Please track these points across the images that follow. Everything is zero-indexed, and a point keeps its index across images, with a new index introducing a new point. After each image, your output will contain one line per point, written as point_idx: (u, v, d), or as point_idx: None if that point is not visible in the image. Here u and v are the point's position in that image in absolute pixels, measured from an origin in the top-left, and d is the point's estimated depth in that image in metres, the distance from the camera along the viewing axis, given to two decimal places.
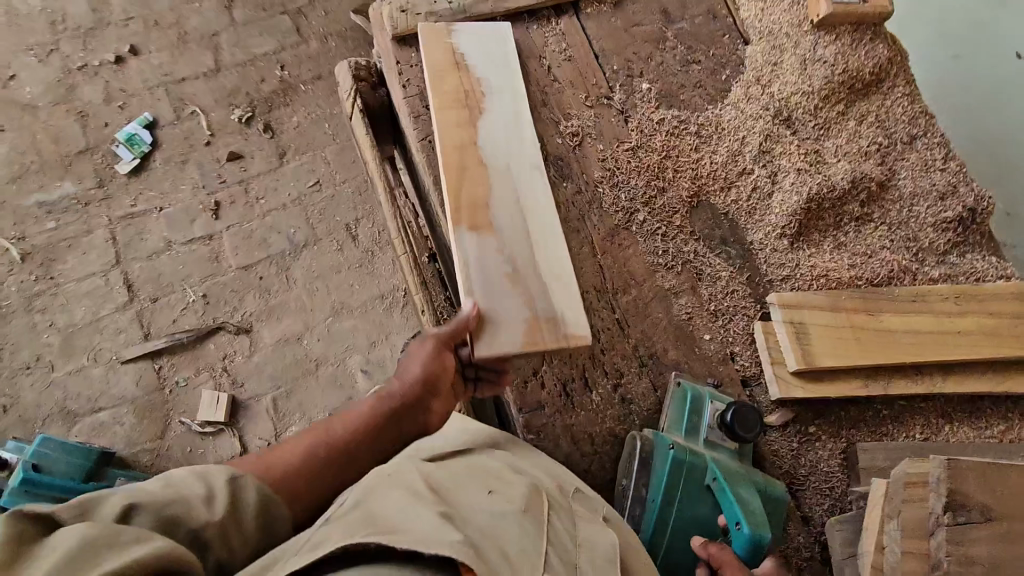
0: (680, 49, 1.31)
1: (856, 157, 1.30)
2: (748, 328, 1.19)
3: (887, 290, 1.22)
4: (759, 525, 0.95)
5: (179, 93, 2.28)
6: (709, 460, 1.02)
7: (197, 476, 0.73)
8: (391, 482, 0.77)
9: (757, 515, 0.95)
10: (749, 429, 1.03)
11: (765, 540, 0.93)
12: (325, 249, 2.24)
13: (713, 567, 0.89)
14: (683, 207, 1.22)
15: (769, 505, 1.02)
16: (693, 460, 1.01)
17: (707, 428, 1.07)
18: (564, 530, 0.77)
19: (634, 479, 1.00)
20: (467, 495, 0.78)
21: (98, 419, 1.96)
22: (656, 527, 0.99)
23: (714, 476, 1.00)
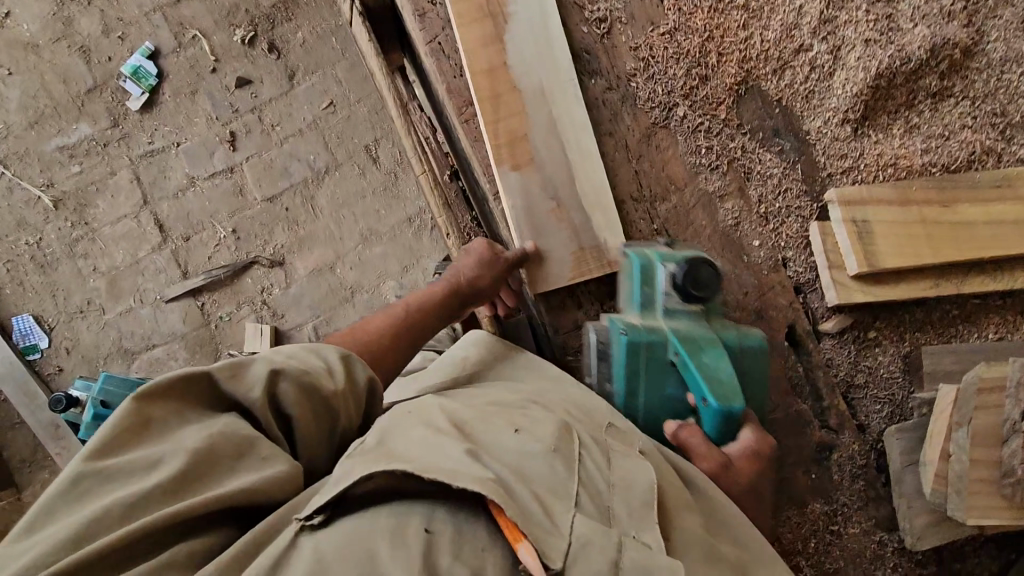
0: None
1: (936, 19, 1.10)
2: (804, 229, 1.08)
3: (966, 179, 1.07)
4: (728, 397, 0.83)
5: (178, 17, 2.14)
6: (669, 333, 0.87)
7: (292, 373, 0.70)
8: (413, 418, 0.71)
9: (725, 386, 0.83)
10: (700, 291, 0.86)
11: (733, 412, 0.83)
12: (346, 175, 2.15)
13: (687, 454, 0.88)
14: (728, 96, 1.08)
15: (742, 353, 0.90)
16: (652, 338, 0.88)
17: (663, 296, 0.90)
18: (596, 466, 0.69)
19: (596, 374, 0.97)
20: (495, 426, 0.71)
21: (154, 355, 2.08)
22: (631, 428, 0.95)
23: (675, 350, 0.87)
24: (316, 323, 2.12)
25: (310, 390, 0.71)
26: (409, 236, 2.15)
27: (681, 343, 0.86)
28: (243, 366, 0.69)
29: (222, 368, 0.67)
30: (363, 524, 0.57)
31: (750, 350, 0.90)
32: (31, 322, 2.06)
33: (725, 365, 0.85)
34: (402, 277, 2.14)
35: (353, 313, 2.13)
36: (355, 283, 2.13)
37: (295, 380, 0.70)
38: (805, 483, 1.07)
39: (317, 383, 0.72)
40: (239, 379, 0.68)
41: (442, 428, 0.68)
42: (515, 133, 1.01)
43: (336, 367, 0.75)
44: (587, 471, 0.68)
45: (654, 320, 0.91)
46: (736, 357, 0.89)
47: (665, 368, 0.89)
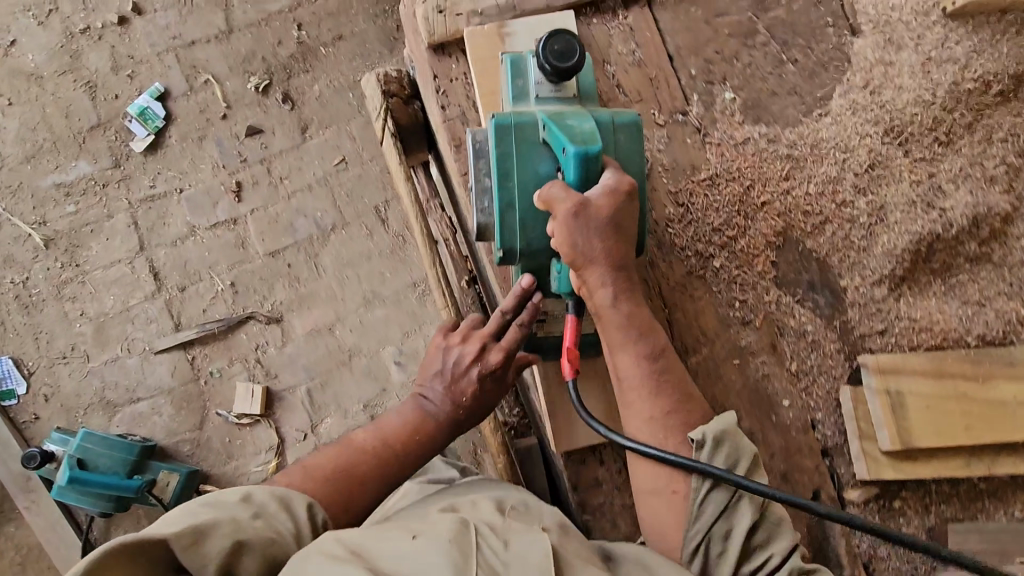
0: (773, 47, 1.09)
1: (979, 182, 1.09)
2: (834, 391, 1.05)
3: (1002, 354, 1.04)
4: (587, 142, 0.80)
5: (192, 59, 2.08)
6: (540, 112, 0.86)
7: (257, 547, 0.71)
8: (304, 555, 0.65)
9: (585, 134, 0.81)
10: (567, 59, 0.84)
11: (591, 154, 0.79)
12: (353, 234, 2.10)
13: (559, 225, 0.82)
14: (768, 247, 1.05)
15: (618, 134, 0.88)
16: (522, 117, 0.86)
17: (535, 86, 0.89)
18: (491, 548, 0.67)
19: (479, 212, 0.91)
20: (386, 540, 0.67)
21: (138, 408, 2.00)
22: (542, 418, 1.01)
23: (544, 125, 0.85)
24: (310, 385, 2.05)
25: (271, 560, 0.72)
26: (414, 302, 2.09)
27: (548, 117, 0.85)
28: (204, 537, 0.68)
29: (180, 535, 0.66)
30: None
31: (624, 129, 0.88)
32: (9, 365, 1.96)
33: (588, 124, 0.83)
34: (402, 343, 2.07)
35: (349, 377, 2.06)
36: (354, 345, 2.07)
37: (260, 554, 0.71)
38: None
39: (280, 552, 0.73)
40: (198, 548, 0.67)
41: (334, 554, 0.63)
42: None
43: (304, 533, 0.78)
44: (481, 559, 0.65)
45: (527, 107, 0.89)
46: (610, 135, 0.87)
47: (535, 145, 0.86)
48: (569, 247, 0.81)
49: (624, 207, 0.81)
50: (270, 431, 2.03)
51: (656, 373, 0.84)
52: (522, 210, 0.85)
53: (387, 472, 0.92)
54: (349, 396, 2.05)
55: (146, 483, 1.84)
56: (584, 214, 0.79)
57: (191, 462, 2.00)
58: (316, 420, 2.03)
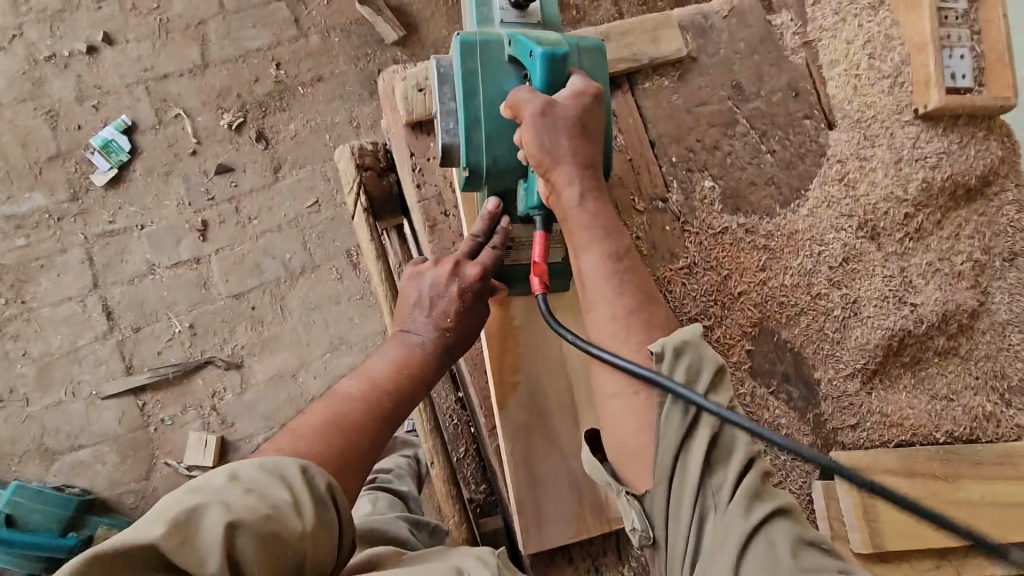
0: (753, 137, 1.10)
1: (947, 279, 1.11)
2: (807, 487, 1.03)
3: (969, 451, 1.05)
4: (556, 43, 0.80)
5: (162, 93, 2.02)
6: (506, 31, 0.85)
7: (254, 525, 0.56)
8: None
9: (553, 38, 0.80)
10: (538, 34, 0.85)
11: (560, 53, 0.79)
12: (323, 278, 2.03)
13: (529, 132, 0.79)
14: (743, 338, 1.04)
15: (581, 54, 0.88)
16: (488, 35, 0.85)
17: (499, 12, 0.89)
18: None
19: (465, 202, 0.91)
20: None
21: (79, 456, 1.87)
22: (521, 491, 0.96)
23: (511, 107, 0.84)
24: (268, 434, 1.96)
25: (276, 546, 0.56)
26: None
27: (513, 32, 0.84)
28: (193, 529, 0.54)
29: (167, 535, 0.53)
30: None
31: (588, 53, 0.88)
32: None
33: (555, 35, 0.83)
34: None
35: None
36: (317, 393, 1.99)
37: (259, 535, 0.56)
38: None
39: (281, 530, 0.57)
40: (190, 543, 0.54)
41: None
42: (519, 367, 0.96)
43: (305, 500, 0.61)
44: None
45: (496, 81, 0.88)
46: (574, 57, 0.87)
47: (500, 65, 0.84)
48: (536, 149, 0.78)
49: (593, 110, 0.80)
50: None
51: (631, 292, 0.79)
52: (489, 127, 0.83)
53: (381, 427, 0.76)
54: None
55: (80, 541, 1.72)
56: (549, 113, 0.78)
57: (134, 515, 1.87)
58: None
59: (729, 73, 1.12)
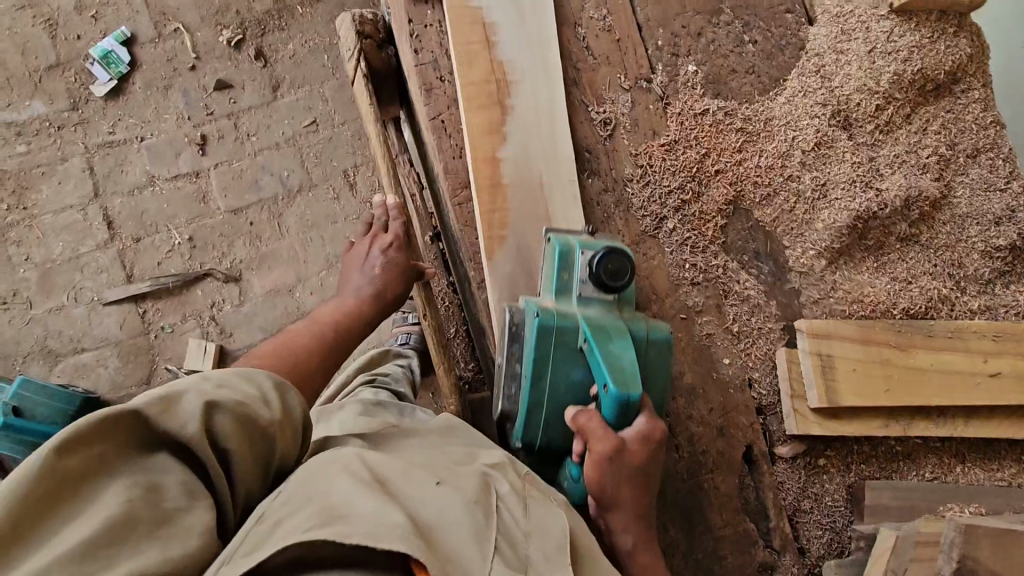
0: (735, 26, 1.15)
1: (912, 169, 1.17)
2: (771, 353, 1.11)
3: (922, 325, 1.13)
4: (629, 384, 0.80)
5: (162, 7, 2.03)
6: (581, 321, 0.87)
7: (201, 419, 0.61)
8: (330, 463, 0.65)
9: (626, 371, 0.81)
10: (617, 278, 0.88)
11: (632, 399, 0.80)
12: (320, 197, 2.08)
13: (583, 438, 0.82)
14: (718, 214, 1.11)
15: (649, 351, 0.89)
16: (562, 323, 0.87)
17: (578, 283, 0.90)
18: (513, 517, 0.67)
19: (505, 355, 0.91)
20: (413, 481, 0.66)
21: (81, 359, 1.93)
22: (535, 376, 0.88)
23: (584, 336, 0.86)
24: (265, 345, 2.02)
25: (248, 423, 0.65)
26: None
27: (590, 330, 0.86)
28: (176, 396, 0.61)
29: (150, 402, 0.59)
30: None
31: (655, 344, 0.90)
32: None
33: (631, 355, 0.84)
34: None
35: None
36: (313, 308, 2.05)
37: (232, 413, 0.64)
38: None
39: (254, 416, 0.66)
40: (170, 411, 0.60)
41: (364, 476, 0.62)
42: (508, 224, 0.99)
43: (275, 398, 0.69)
44: (505, 527, 0.65)
45: (568, 306, 0.90)
46: (641, 352, 0.89)
47: (573, 354, 0.88)
48: (597, 485, 0.81)
49: (653, 457, 0.82)
50: None
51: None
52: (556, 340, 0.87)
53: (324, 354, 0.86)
54: None
55: None
56: (617, 458, 0.80)
57: None
58: None
59: None
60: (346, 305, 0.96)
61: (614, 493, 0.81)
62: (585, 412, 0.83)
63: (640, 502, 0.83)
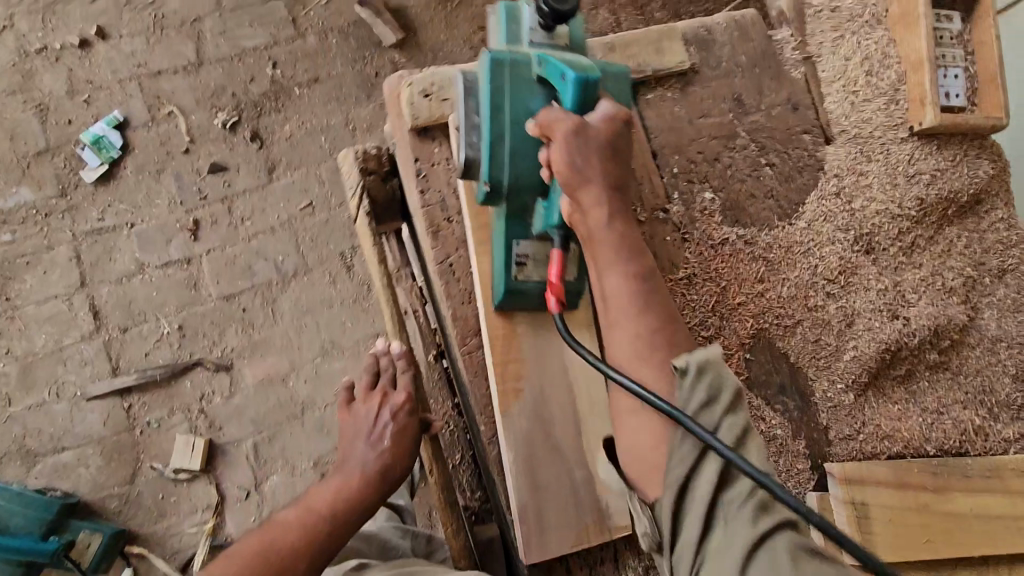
0: (751, 150, 1.12)
1: (940, 294, 1.13)
2: (801, 498, 1.04)
3: (958, 463, 1.07)
4: (587, 68, 0.74)
5: (156, 89, 1.99)
6: (534, 53, 0.81)
7: None
8: None
9: (582, 63, 0.75)
10: (564, 3, 0.79)
11: (592, 77, 0.73)
12: (315, 281, 2.01)
13: (546, 136, 0.74)
14: (739, 349, 1.06)
15: (607, 81, 0.84)
16: (513, 54, 0.79)
17: (526, 35, 0.85)
18: None
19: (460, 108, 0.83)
20: None
21: (61, 459, 1.83)
22: (493, 135, 0.79)
23: (538, 60, 0.79)
24: (256, 439, 1.93)
25: None
26: None
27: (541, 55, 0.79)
28: None
29: None
30: None
31: (614, 79, 0.84)
32: None
33: (585, 60, 0.78)
34: None
35: (301, 432, 1.95)
36: (307, 398, 1.96)
37: None
38: None
39: None
40: None
41: None
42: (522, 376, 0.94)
43: None
44: None
45: (519, 49, 0.84)
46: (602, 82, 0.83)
47: (528, 82, 0.80)
48: (565, 167, 0.71)
49: (622, 134, 0.74)
50: (209, 487, 1.88)
51: (649, 295, 0.71)
52: (511, 79, 0.79)
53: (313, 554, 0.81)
54: (298, 451, 1.93)
55: (62, 546, 1.67)
56: (583, 134, 0.72)
57: (117, 520, 1.83)
58: (260, 477, 1.90)
59: (730, 86, 1.13)
60: (348, 485, 0.89)
61: (584, 168, 0.71)
62: (547, 112, 0.75)
63: (615, 178, 0.73)
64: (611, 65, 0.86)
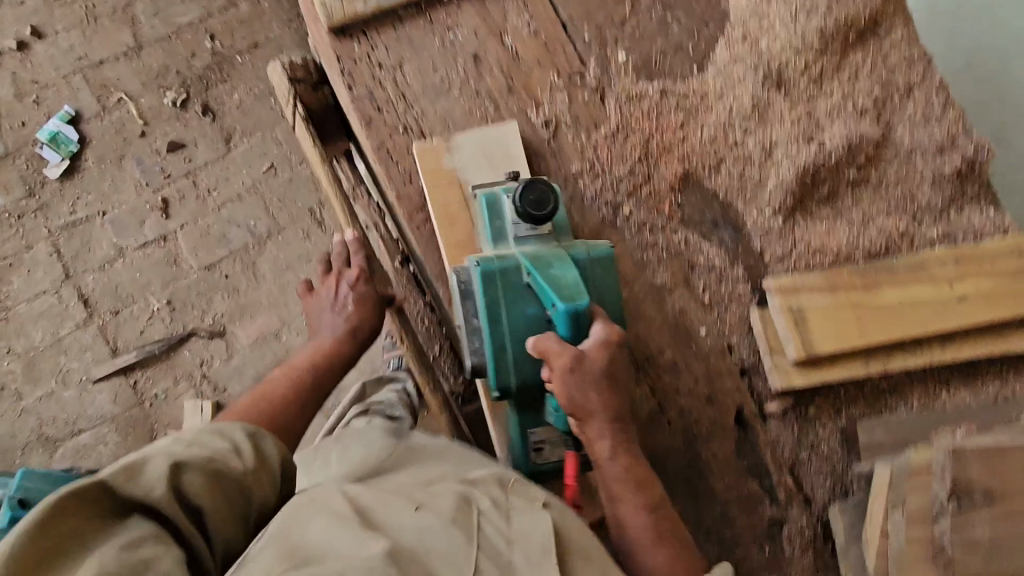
0: (657, 10, 1.19)
1: (851, 116, 1.21)
2: (745, 317, 1.14)
3: (884, 263, 1.16)
4: (574, 296, 0.86)
5: (101, 79, 2.03)
6: (520, 257, 0.92)
7: (192, 463, 0.75)
8: (315, 505, 0.76)
9: (567, 288, 0.87)
10: (541, 209, 0.91)
11: (580, 309, 0.85)
12: (290, 239, 2.09)
13: (545, 362, 0.87)
14: (671, 193, 1.14)
15: (592, 266, 0.94)
16: (503, 264, 0.92)
17: (511, 227, 0.95)
18: (494, 528, 0.75)
19: (461, 314, 0.95)
20: (392, 509, 0.76)
21: (80, 441, 1.93)
22: (491, 311, 0.91)
23: (527, 271, 0.91)
24: None
25: (218, 477, 0.76)
26: None
27: (531, 263, 0.91)
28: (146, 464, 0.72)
29: (117, 473, 0.70)
30: None
31: (599, 261, 0.95)
32: None
33: (569, 273, 0.89)
34: None
35: None
36: (302, 349, 2.05)
37: (200, 468, 0.75)
38: (760, 560, 1.11)
39: (224, 466, 0.78)
40: (137, 477, 0.71)
41: (344, 514, 0.73)
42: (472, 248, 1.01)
43: (245, 447, 0.82)
44: (484, 540, 0.73)
45: (506, 250, 0.95)
46: (587, 268, 0.94)
47: (522, 292, 0.92)
48: (566, 400, 0.86)
49: (617, 359, 0.87)
50: None
51: (660, 526, 0.85)
52: (505, 291, 0.91)
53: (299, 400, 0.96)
54: None
55: None
56: (580, 372, 0.85)
57: None
58: None
59: None
60: (322, 347, 1.03)
61: (584, 401, 0.86)
62: (543, 335, 0.88)
63: (611, 404, 0.87)
64: (593, 245, 0.96)
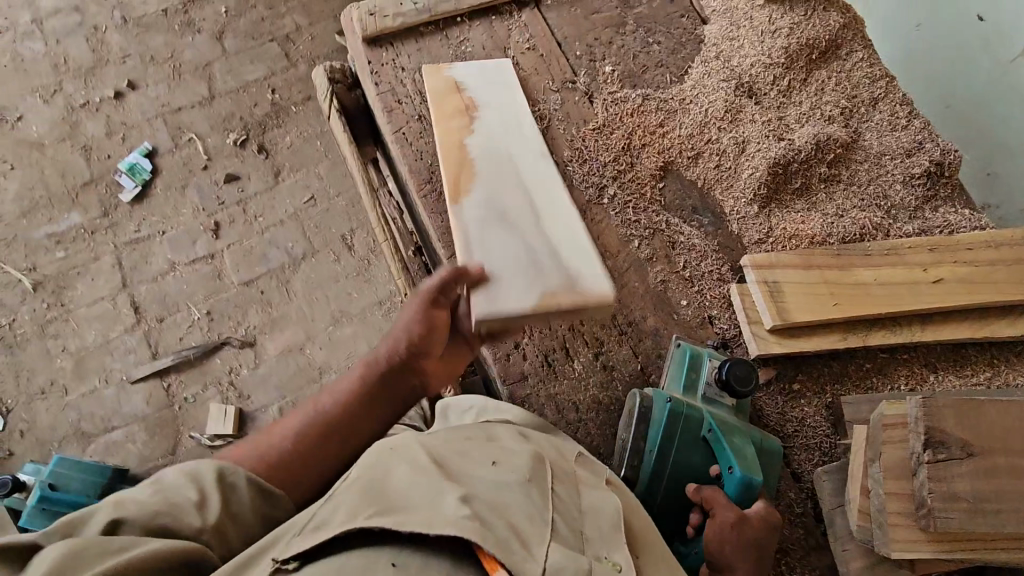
0: (640, 33, 1.39)
1: (820, 121, 1.33)
2: (724, 292, 1.22)
3: (858, 246, 1.24)
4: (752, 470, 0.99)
5: (178, 122, 2.38)
6: (706, 414, 1.06)
7: (148, 506, 0.73)
8: (395, 454, 0.76)
9: (748, 460, 1.00)
10: (745, 385, 1.06)
11: (755, 480, 0.97)
12: (322, 261, 2.29)
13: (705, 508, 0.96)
14: (652, 179, 1.27)
15: (763, 456, 1.06)
16: (690, 410, 1.05)
17: (704, 384, 1.11)
18: (570, 499, 0.76)
19: (631, 432, 1.05)
20: (469, 464, 0.76)
21: (111, 438, 2.04)
22: (656, 470, 1.04)
23: (709, 428, 1.05)
24: (281, 404, 2.12)
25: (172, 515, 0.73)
26: (379, 317, 2.24)
27: (714, 422, 1.04)
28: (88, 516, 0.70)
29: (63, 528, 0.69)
30: (340, 561, 0.62)
31: (768, 458, 1.07)
32: None
33: (750, 449, 1.02)
34: None
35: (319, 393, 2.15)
36: (324, 362, 2.17)
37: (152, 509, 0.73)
38: None
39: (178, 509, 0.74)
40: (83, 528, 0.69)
41: (423, 465, 0.73)
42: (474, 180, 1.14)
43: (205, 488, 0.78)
44: (557, 503, 0.74)
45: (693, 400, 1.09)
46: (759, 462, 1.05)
47: (695, 439, 1.05)
48: (715, 544, 0.91)
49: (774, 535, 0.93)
50: None
51: None
52: (680, 438, 1.04)
53: None
54: None
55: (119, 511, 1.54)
56: (740, 530, 0.91)
57: None
58: None
59: None
60: None
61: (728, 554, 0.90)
62: (714, 489, 0.98)
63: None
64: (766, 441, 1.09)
